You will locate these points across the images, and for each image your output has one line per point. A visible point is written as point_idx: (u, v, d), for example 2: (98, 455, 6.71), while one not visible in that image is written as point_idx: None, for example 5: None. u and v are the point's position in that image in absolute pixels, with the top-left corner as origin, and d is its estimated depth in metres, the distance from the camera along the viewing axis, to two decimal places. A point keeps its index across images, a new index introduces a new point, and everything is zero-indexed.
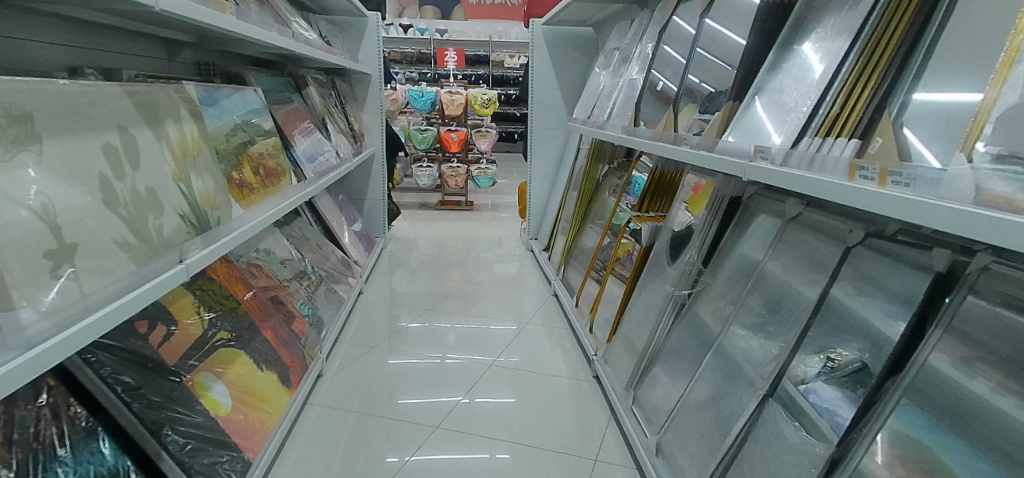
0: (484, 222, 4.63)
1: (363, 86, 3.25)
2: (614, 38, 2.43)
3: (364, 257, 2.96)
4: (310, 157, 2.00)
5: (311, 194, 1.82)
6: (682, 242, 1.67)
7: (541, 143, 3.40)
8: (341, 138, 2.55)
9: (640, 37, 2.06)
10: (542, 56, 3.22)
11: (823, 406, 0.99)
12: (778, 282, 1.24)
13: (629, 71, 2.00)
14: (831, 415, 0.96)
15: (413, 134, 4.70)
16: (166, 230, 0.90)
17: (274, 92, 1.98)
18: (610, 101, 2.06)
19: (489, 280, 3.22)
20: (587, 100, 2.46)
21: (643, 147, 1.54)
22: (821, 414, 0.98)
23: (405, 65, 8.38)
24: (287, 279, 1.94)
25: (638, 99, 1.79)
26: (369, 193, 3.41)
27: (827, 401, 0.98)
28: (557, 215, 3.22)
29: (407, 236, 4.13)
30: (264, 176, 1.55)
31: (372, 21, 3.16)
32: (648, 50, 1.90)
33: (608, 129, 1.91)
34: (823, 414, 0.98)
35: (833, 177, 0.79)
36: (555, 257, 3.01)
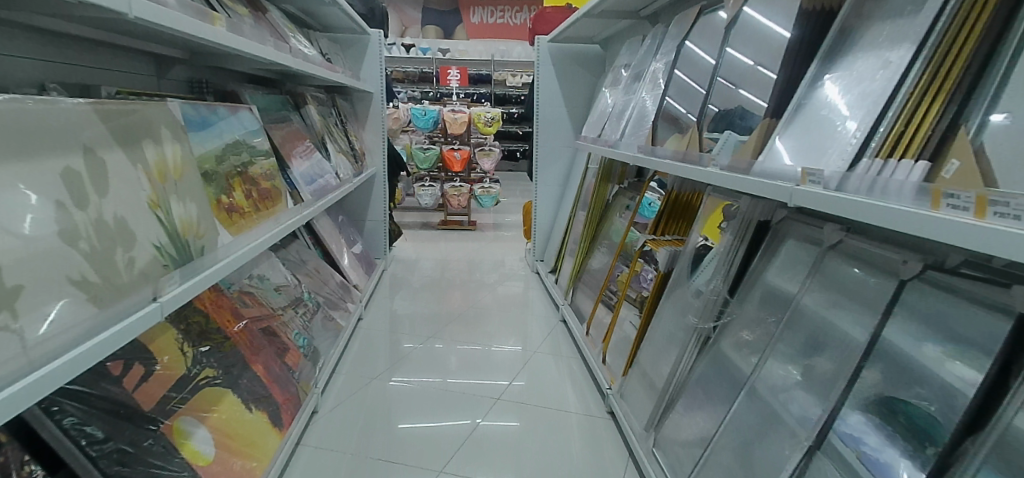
0: (487, 243, 4.53)
1: (365, 104, 3.17)
2: (625, 55, 2.35)
3: (364, 281, 2.84)
4: (308, 178, 1.89)
5: (308, 218, 1.71)
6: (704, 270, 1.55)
7: (547, 162, 3.31)
8: (341, 158, 2.45)
9: (652, 53, 1.97)
10: (547, 74, 3.15)
11: (847, 433, 0.95)
12: (819, 316, 1.12)
13: (642, 88, 1.91)
14: (857, 444, 0.92)
15: (415, 152, 4.63)
16: (137, 264, 0.79)
17: (270, 110, 1.89)
18: (622, 120, 1.97)
19: (494, 303, 3.11)
20: (596, 118, 2.37)
21: (663, 168, 1.43)
22: (846, 443, 0.94)
23: (408, 84, 8.39)
24: (281, 307, 1.83)
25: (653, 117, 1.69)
26: (370, 213, 3.31)
27: (851, 428, 0.95)
28: (564, 237, 3.11)
29: (409, 257, 4.03)
30: (257, 200, 1.44)
31: (374, 39, 3.10)
32: (662, 67, 1.81)
33: (622, 149, 1.81)
34: (848, 442, 0.94)
35: (901, 203, 0.68)
36: (563, 281, 2.89)
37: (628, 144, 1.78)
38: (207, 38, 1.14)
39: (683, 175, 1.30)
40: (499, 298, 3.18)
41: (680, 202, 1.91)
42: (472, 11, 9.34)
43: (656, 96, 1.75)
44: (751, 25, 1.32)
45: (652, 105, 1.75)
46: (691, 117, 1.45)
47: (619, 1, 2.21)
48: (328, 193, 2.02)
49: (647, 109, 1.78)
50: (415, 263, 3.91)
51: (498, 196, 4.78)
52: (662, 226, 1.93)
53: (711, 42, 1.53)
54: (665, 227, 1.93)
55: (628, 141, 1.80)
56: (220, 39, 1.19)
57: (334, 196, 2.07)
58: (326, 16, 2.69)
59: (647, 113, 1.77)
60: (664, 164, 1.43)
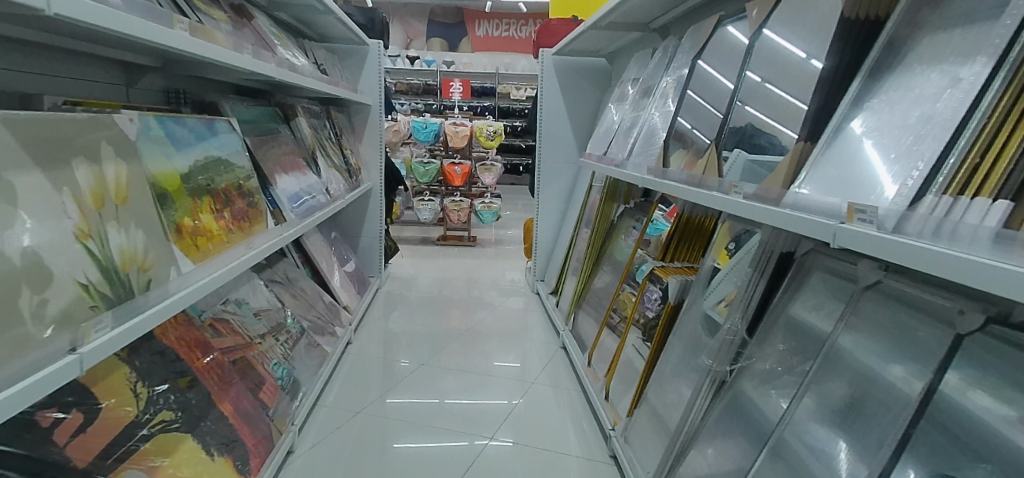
0: (487, 259, 4.39)
1: (362, 116, 3.07)
2: (633, 70, 2.23)
3: (355, 301, 2.71)
4: (293, 196, 1.76)
5: (287, 240, 1.57)
6: (721, 304, 1.41)
7: (550, 178, 3.19)
8: (333, 172, 2.33)
9: (663, 68, 1.85)
10: (552, 87, 3.04)
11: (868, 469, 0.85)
12: (856, 367, 0.97)
13: (652, 104, 1.78)
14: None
15: (415, 166, 4.53)
16: (47, 310, 0.66)
17: (255, 122, 1.78)
18: (630, 138, 1.84)
19: (491, 325, 2.97)
20: (602, 135, 2.25)
21: (677, 192, 1.30)
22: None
23: (411, 96, 8.34)
24: (260, 334, 1.70)
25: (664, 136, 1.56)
26: (365, 229, 3.19)
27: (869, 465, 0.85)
28: (567, 257, 2.97)
29: (405, 274, 3.89)
30: (230, 222, 1.31)
31: (373, 49, 3.00)
32: (674, 81, 1.69)
33: (630, 170, 1.68)
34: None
35: (976, 253, 0.54)
36: (564, 304, 2.75)
37: (638, 164, 1.64)
38: (170, 46, 1.01)
39: (702, 202, 1.16)
40: (497, 320, 3.04)
41: (691, 227, 1.77)
42: (477, 24, 9.32)
43: (668, 114, 1.62)
44: (777, 40, 1.18)
45: (664, 122, 1.62)
46: (708, 137, 1.31)
47: (628, 13, 2.09)
48: (316, 211, 1.89)
49: (658, 126, 1.65)
50: (411, 280, 3.77)
51: (499, 211, 4.65)
52: (673, 251, 1.79)
53: (728, 56, 1.40)
54: (675, 254, 1.78)
55: (638, 161, 1.66)
56: (186, 46, 1.07)
57: (322, 215, 1.94)
58: (322, 26, 2.59)
59: (658, 131, 1.63)
60: (679, 189, 1.29)
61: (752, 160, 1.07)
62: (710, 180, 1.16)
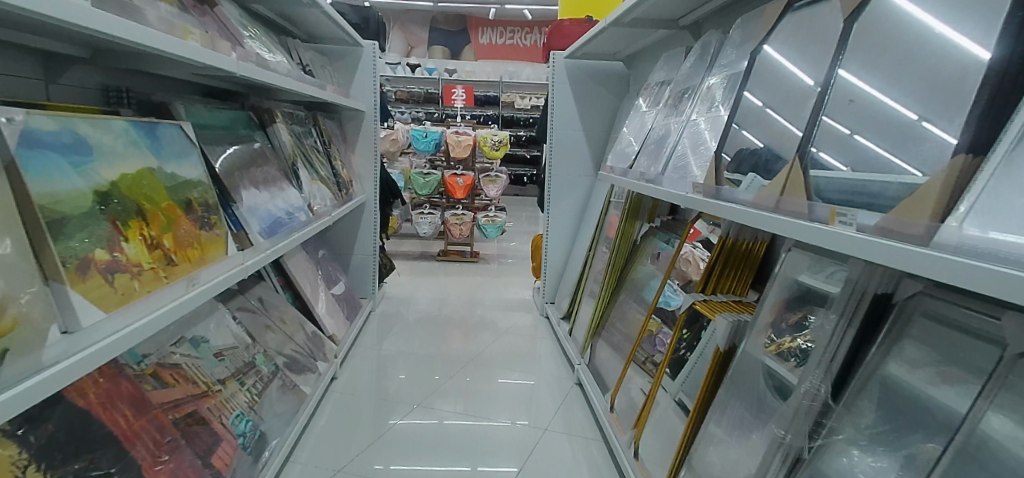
0: (491, 277, 4.10)
1: (355, 123, 2.81)
2: (661, 72, 1.97)
3: (345, 329, 2.42)
4: (263, 216, 1.47)
5: (250, 270, 1.29)
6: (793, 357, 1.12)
7: (561, 192, 2.91)
8: (318, 186, 2.05)
9: (703, 68, 1.58)
10: (564, 93, 2.79)
11: None
12: (1017, 470, 0.68)
13: (692, 110, 1.52)
14: None
15: (415, 177, 4.26)
16: None
17: (218, 128, 1.51)
18: (664, 149, 1.57)
19: (495, 352, 2.67)
20: (625, 146, 1.98)
21: (741, 218, 1.02)
22: None
23: (412, 104, 8.09)
24: (221, 380, 1.41)
25: (715, 147, 1.29)
26: (357, 247, 2.91)
27: None
28: (580, 279, 2.68)
29: (402, 293, 3.60)
30: (171, 252, 1.02)
31: (368, 50, 2.76)
32: (721, 82, 1.42)
33: (667, 187, 1.40)
34: None
35: None
36: (576, 332, 2.45)
37: (678, 181, 1.37)
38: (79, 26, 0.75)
39: (783, 233, 0.88)
40: (501, 346, 2.73)
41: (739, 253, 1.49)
42: (481, 32, 9.11)
43: (717, 121, 1.35)
44: (884, 29, 0.90)
45: (714, 130, 1.34)
46: (778, 149, 1.04)
47: (655, 8, 1.84)
48: (292, 231, 1.61)
49: (704, 135, 1.38)
50: (409, 300, 3.49)
51: (504, 225, 4.37)
52: (717, 283, 1.50)
53: (801, 48, 1.13)
54: (719, 286, 1.50)
55: (679, 177, 1.38)
56: (106, 27, 0.81)
57: (300, 236, 1.67)
58: (310, 22, 2.34)
59: (705, 142, 1.36)
60: (744, 213, 1.01)
61: (858, 181, 0.80)
62: (795, 204, 0.88)
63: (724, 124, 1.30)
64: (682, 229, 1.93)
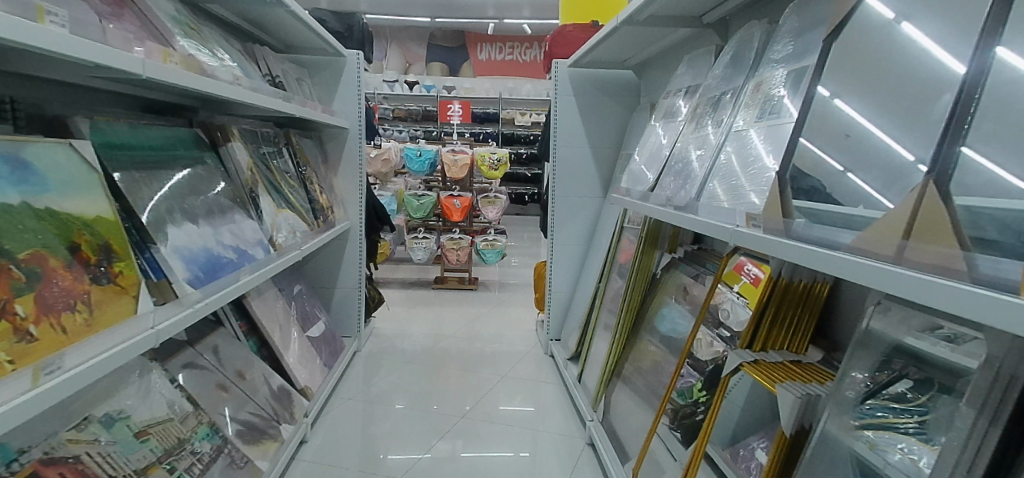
0: (490, 306, 3.80)
1: (338, 142, 2.54)
2: (684, 77, 1.69)
3: (321, 376, 2.11)
4: (196, 260, 1.17)
5: (163, 337, 0.98)
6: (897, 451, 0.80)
7: (566, 216, 2.62)
8: (286, 215, 1.76)
9: (745, 68, 1.30)
10: (569, 106, 2.52)
11: None
12: None
13: (737, 120, 1.22)
14: None
15: (408, 199, 3.98)
16: None
17: (148, 150, 1.22)
18: (699, 167, 1.27)
19: (495, 396, 2.36)
20: (641, 164, 1.68)
21: (827, 266, 0.71)
22: None
23: (409, 123, 7.88)
24: (138, 471, 1.11)
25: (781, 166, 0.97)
26: (340, 279, 2.62)
27: None
28: (589, 315, 2.37)
29: (393, 327, 3.30)
30: (29, 324, 0.73)
31: (351, 61, 2.50)
32: (777, 84, 1.13)
33: (707, 216, 1.09)
34: None
35: None
36: (586, 378, 2.13)
37: (722, 209, 1.05)
38: None
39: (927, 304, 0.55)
40: (501, 390, 2.43)
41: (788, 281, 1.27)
42: (480, 48, 8.92)
43: (778, 133, 1.04)
44: None
45: (776, 144, 1.03)
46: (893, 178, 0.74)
47: (678, 3, 1.56)
48: (239, 273, 1.31)
49: (759, 152, 1.08)
50: (401, 333, 3.19)
51: (504, 249, 4.07)
52: (772, 338, 1.17)
53: (905, 35, 0.84)
54: (773, 341, 1.17)
55: (725, 204, 1.07)
56: None
57: (249, 279, 1.36)
58: (282, 28, 2.08)
59: (761, 160, 1.06)
60: (841, 261, 0.68)
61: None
62: (939, 254, 0.56)
63: (792, 135, 0.99)
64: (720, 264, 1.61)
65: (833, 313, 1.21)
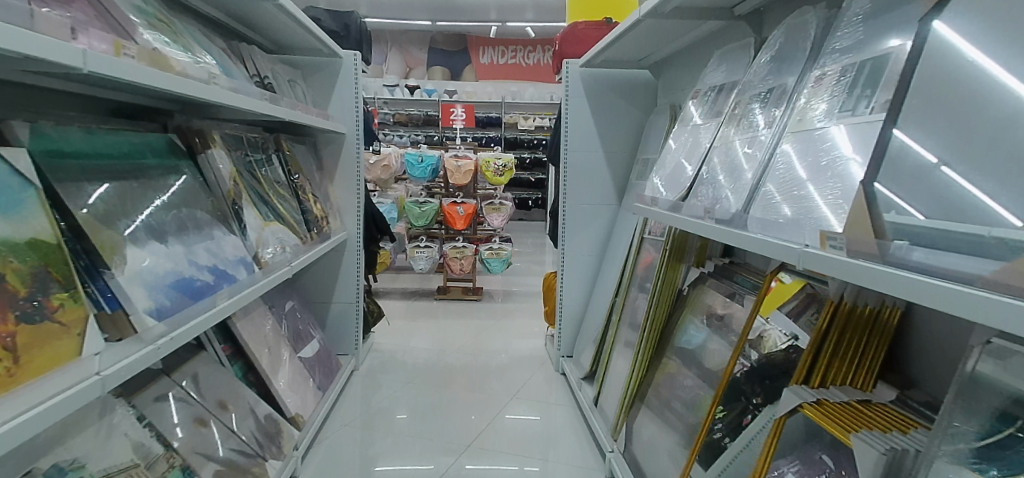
0: (495, 318, 3.62)
1: (334, 148, 2.38)
2: (715, 74, 1.53)
3: (314, 401, 1.94)
4: (166, 286, 1.01)
5: (112, 384, 0.82)
6: None
7: (578, 224, 2.45)
8: (275, 228, 1.59)
9: (797, 60, 1.13)
10: (580, 108, 2.37)
11: None
12: None
13: (793, 117, 1.04)
14: None
15: (409, 206, 3.82)
16: None
17: (106, 156, 1.06)
18: (745, 174, 1.09)
19: (503, 419, 2.19)
20: (668, 169, 1.52)
21: (948, 304, 0.54)
22: None
23: (411, 128, 7.75)
24: None
25: (859, 172, 0.80)
26: (336, 294, 2.46)
27: None
28: (604, 332, 2.20)
29: (393, 341, 3.13)
30: None
31: (349, 62, 2.35)
32: (840, 77, 0.96)
33: (763, 232, 0.92)
34: None
35: None
36: (603, 402, 1.96)
37: (784, 224, 0.87)
38: None
39: None
40: (509, 411, 2.26)
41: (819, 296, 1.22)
42: (482, 51, 8.79)
43: (854, 130, 0.86)
44: None
45: (846, 146, 0.86)
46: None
47: None
48: (213, 297, 1.14)
49: (826, 154, 0.90)
50: (403, 348, 3.02)
51: (510, 258, 3.90)
52: (834, 371, 1.00)
53: None
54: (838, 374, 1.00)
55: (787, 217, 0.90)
56: None
57: (228, 302, 1.19)
58: (273, 26, 1.93)
59: (830, 163, 0.88)
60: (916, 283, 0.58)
61: None
62: None
63: (871, 134, 0.82)
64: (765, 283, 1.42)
65: (905, 343, 1.04)
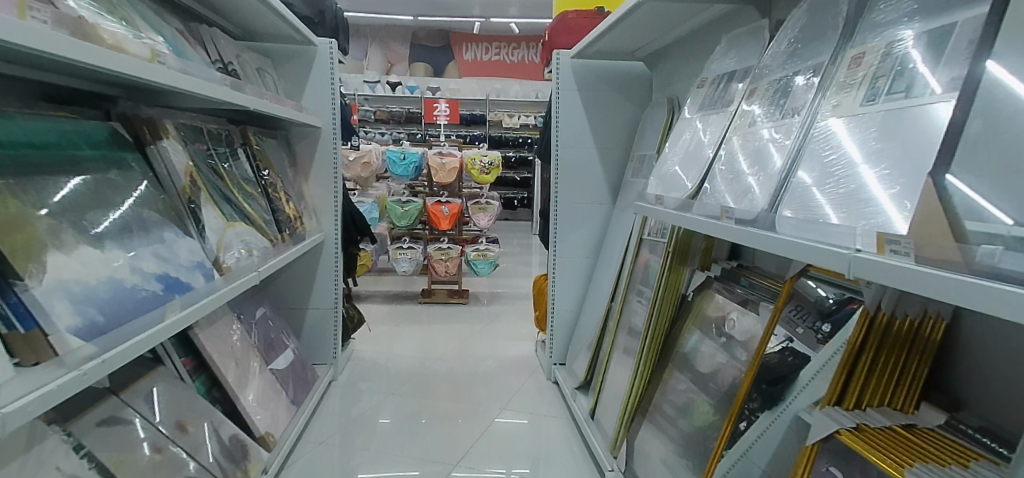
0: (482, 321, 3.48)
1: (309, 142, 2.21)
2: (724, 61, 1.41)
3: (288, 417, 1.77)
4: (102, 298, 0.84)
5: (15, 425, 0.62)
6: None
7: (571, 224, 2.33)
8: (240, 229, 1.43)
9: (828, 38, 1.01)
10: (572, 101, 2.25)
11: None
12: None
13: (827, 104, 0.93)
14: None
15: (391, 206, 3.66)
16: None
17: (24, 146, 0.90)
18: (771, 168, 0.98)
19: (495, 431, 2.05)
20: (673, 164, 1.40)
21: None
22: None
23: (393, 125, 7.56)
24: None
25: (923, 165, 0.68)
26: (313, 299, 2.29)
27: None
28: (600, 337, 2.08)
29: (375, 348, 2.96)
30: None
31: (325, 51, 2.19)
32: (885, 55, 0.85)
33: (802, 233, 0.80)
34: None
35: None
36: (601, 414, 1.83)
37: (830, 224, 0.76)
38: None
39: None
40: (501, 424, 2.11)
41: (815, 310, 1.19)
42: (465, 48, 8.64)
43: (910, 114, 0.75)
44: None
45: (902, 134, 0.75)
46: None
47: None
48: (162, 310, 0.95)
49: (875, 142, 0.79)
50: (385, 355, 2.85)
51: (497, 259, 3.76)
52: (874, 390, 0.89)
53: None
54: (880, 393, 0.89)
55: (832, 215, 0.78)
56: None
57: (181, 315, 1.00)
58: (239, 9, 1.76)
59: (881, 154, 0.76)
60: (971, 289, 0.51)
61: None
62: None
63: (934, 119, 0.70)
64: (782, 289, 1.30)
65: (959, 357, 0.92)
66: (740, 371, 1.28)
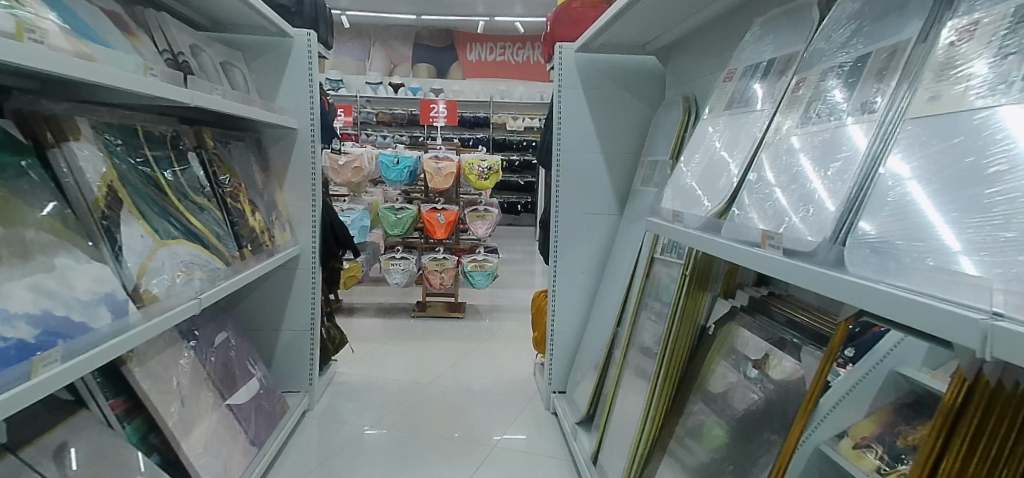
0: (479, 338, 3.26)
1: (284, 146, 2.00)
2: (757, 51, 1.18)
3: (243, 462, 1.55)
4: None
5: None
6: None
7: (574, 237, 2.09)
8: (174, 248, 1.21)
9: (912, 13, 0.77)
10: (575, 100, 2.02)
11: None
12: None
13: (911, 103, 0.69)
14: None
15: (384, 213, 3.44)
16: None
17: None
18: (830, 183, 0.73)
19: (485, 472, 1.81)
20: (693, 174, 1.16)
21: None
22: None
23: (395, 127, 7.37)
24: None
25: None
26: (287, 320, 2.08)
27: None
28: (604, 369, 1.84)
29: (360, 368, 2.74)
30: None
31: (302, 44, 1.97)
32: (1000, 34, 0.61)
33: (882, 278, 0.57)
34: None
35: None
36: (604, 459, 1.59)
37: (927, 268, 0.52)
38: None
39: None
40: (493, 462, 1.88)
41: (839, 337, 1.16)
42: (469, 48, 8.43)
43: None
44: None
45: None
46: None
47: None
48: (21, 369, 0.70)
49: (997, 154, 0.54)
50: (371, 376, 2.63)
51: (496, 271, 3.53)
52: (965, 455, 0.60)
53: None
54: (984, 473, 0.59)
55: (925, 254, 0.55)
56: None
57: (48, 376, 0.75)
58: None
59: (1008, 173, 0.52)
60: None
61: None
62: None
63: None
64: (831, 331, 1.05)
65: None
66: (777, 432, 1.03)
